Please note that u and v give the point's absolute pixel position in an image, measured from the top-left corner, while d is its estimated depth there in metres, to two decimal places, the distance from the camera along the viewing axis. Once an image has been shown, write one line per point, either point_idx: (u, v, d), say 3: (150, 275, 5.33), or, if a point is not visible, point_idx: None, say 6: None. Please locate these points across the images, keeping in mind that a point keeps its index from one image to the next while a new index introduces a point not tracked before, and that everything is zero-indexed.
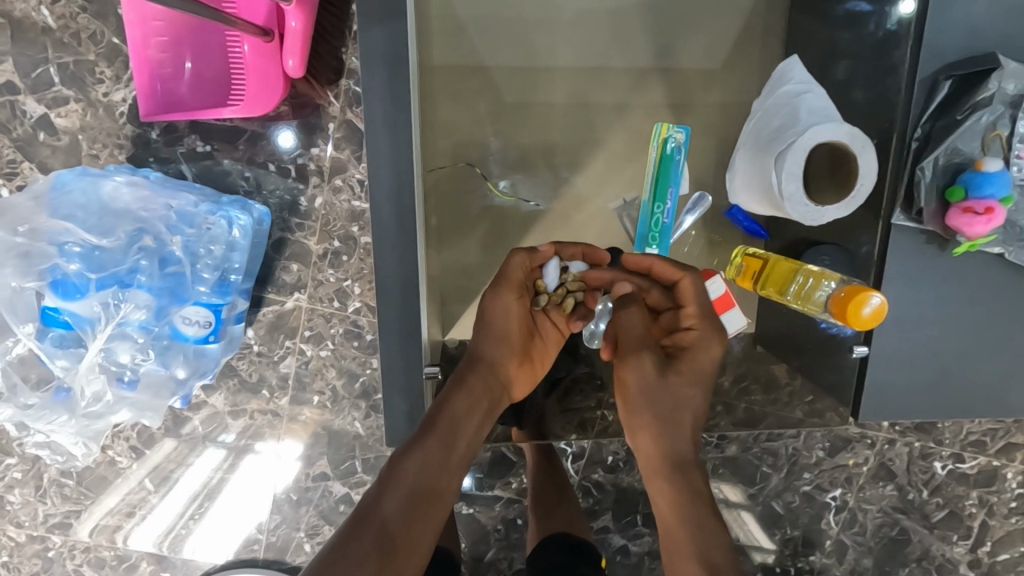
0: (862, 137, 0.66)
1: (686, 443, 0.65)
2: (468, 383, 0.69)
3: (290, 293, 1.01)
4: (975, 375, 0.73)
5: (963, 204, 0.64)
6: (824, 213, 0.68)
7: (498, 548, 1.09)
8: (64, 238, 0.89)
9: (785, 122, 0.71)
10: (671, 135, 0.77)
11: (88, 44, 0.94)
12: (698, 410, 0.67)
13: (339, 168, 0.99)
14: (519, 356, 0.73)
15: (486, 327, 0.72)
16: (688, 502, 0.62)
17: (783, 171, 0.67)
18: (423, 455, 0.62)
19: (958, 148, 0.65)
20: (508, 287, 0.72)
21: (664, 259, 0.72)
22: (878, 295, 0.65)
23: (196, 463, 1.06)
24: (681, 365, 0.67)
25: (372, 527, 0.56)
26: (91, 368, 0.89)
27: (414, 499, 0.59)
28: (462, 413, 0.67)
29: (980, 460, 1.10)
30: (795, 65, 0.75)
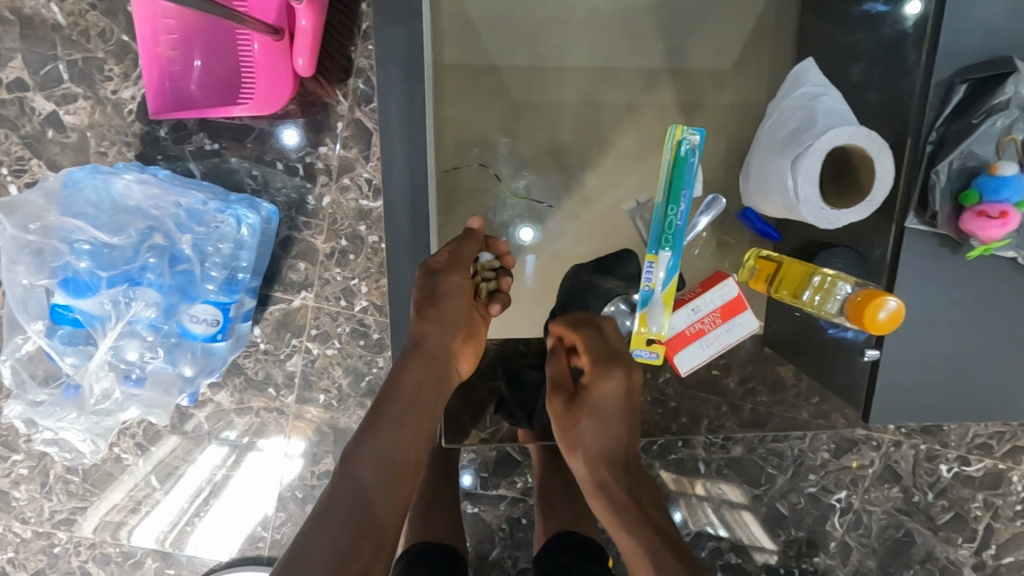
0: (880, 139, 0.65)
1: (603, 466, 0.76)
2: (415, 364, 0.70)
3: (298, 291, 1.01)
4: (986, 377, 0.72)
5: (978, 208, 0.63)
6: (839, 216, 0.68)
7: (502, 547, 1.09)
8: (75, 236, 0.89)
9: (802, 123, 0.71)
10: (686, 137, 0.76)
11: (97, 41, 0.94)
12: (609, 435, 0.77)
13: (347, 166, 0.99)
14: (464, 333, 0.74)
15: (440, 304, 0.72)
16: (614, 513, 0.73)
17: (799, 175, 0.67)
18: (379, 441, 0.63)
19: (973, 151, 0.65)
20: (455, 266, 0.74)
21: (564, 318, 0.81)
22: (893, 297, 0.65)
23: (201, 459, 1.06)
24: (586, 408, 0.77)
25: (337, 518, 0.57)
26: (101, 365, 0.90)
27: (379, 474, 0.61)
28: (413, 385, 0.68)
29: (986, 463, 1.10)
30: (812, 66, 0.76)
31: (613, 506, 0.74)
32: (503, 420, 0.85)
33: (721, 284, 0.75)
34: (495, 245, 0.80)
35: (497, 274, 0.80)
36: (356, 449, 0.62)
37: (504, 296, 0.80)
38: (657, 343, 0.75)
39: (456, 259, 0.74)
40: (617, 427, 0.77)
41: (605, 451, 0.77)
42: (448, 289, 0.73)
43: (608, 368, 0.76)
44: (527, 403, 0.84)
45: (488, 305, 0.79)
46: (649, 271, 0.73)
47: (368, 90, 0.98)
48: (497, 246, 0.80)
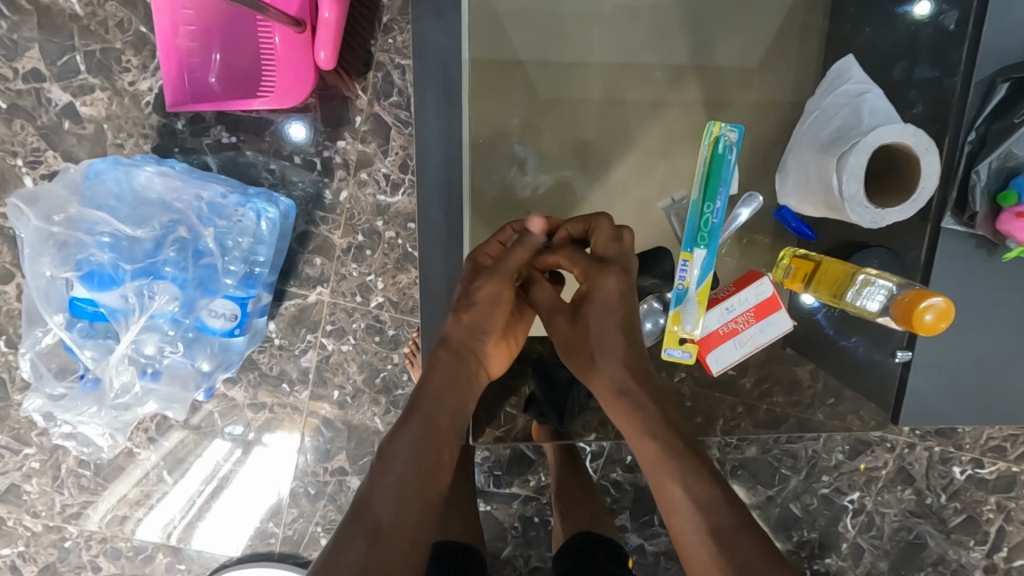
0: (927, 137, 0.64)
1: (620, 372, 0.68)
2: (444, 365, 0.68)
3: (313, 287, 1.01)
4: (1012, 384, 0.72)
5: (1017, 208, 0.62)
6: (885, 216, 0.67)
7: (514, 545, 1.08)
8: (98, 228, 0.88)
9: (848, 122, 0.70)
10: (723, 134, 0.75)
11: (115, 31, 0.94)
12: (619, 341, 0.69)
13: (365, 161, 0.98)
14: (499, 336, 0.72)
15: (477, 311, 0.70)
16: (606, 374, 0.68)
17: (844, 173, 0.66)
18: (409, 438, 0.60)
19: (1014, 152, 0.64)
20: (502, 273, 0.71)
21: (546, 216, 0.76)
22: (939, 296, 0.63)
23: (207, 453, 1.06)
24: (590, 313, 0.70)
25: (363, 527, 0.54)
26: (121, 359, 0.89)
27: (403, 476, 0.58)
28: (439, 391, 0.65)
29: (1000, 466, 1.09)
30: (854, 64, 0.76)
31: (637, 409, 0.66)
32: (520, 415, 0.84)
33: (755, 283, 0.74)
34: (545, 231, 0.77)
35: None
36: (384, 455, 0.59)
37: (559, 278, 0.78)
38: (692, 343, 0.75)
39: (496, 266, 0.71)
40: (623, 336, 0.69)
41: (616, 363, 0.68)
42: (484, 296, 0.70)
43: (601, 268, 0.70)
44: (558, 402, 0.83)
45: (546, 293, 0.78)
46: (683, 269, 0.73)
47: (387, 84, 0.97)
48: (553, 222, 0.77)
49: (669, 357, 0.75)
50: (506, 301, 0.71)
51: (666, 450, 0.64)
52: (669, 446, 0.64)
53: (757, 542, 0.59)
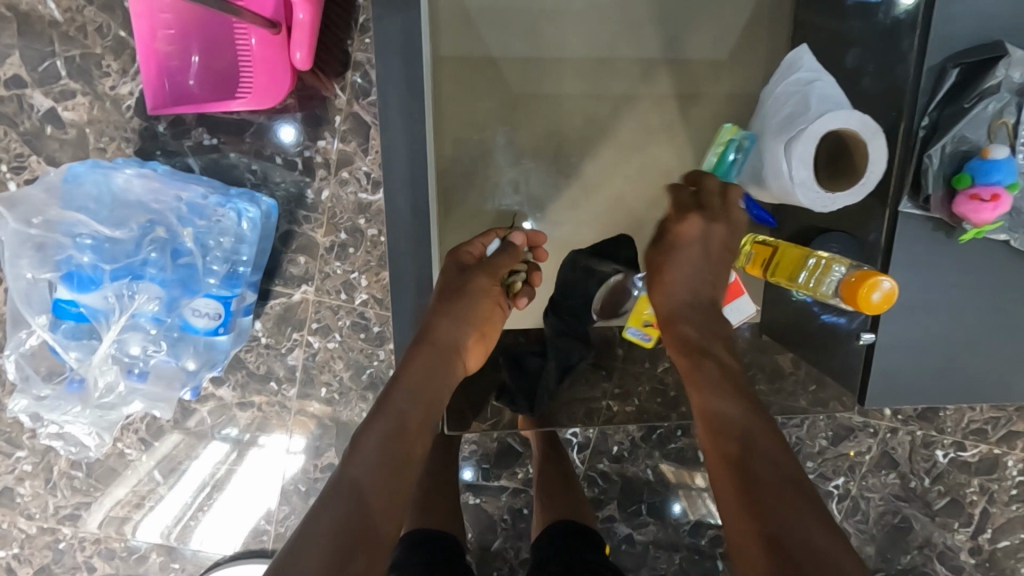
0: (873, 124, 0.67)
1: (670, 300, 0.73)
2: (422, 353, 0.70)
3: (298, 286, 1.02)
4: (979, 363, 0.73)
5: (970, 191, 0.64)
6: (835, 200, 0.69)
7: (505, 537, 1.10)
8: (78, 230, 0.90)
9: (797, 109, 0.72)
10: (738, 140, 0.79)
11: (94, 37, 0.95)
12: (695, 273, 0.73)
13: (346, 160, 1.00)
14: (476, 333, 0.75)
15: (462, 301, 0.74)
16: (661, 297, 0.74)
17: (794, 158, 0.68)
18: (381, 429, 0.62)
19: (966, 135, 0.65)
20: (489, 270, 0.77)
21: (537, 232, 0.82)
22: (887, 278, 0.64)
23: (203, 455, 1.07)
24: (667, 250, 0.76)
25: (332, 510, 0.56)
26: (104, 358, 0.90)
27: (379, 465, 0.60)
28: (415, 377, 0.68)
29: (982, 448, 1.11)
30: (806, 52, 0.78)
31: (710, 378, 0.67)
32: (506, 410, 0.86)
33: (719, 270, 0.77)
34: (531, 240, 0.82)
35: (528, 267, 0.82)
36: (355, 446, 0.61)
37: (530, 288, 0.82)
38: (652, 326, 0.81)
39: (490, 263, 0.77)
40: (692, 268, 0.73)
41: (685, 299, 0.73)
42: (474, 287, 0.75)
43: (688, 215, 0.76)
44: (529, 390, 0.86)
45: (515, 298, 0.81)
46: None
47: (366, 83, 0.98)
48: (535, 237, 0.82)
49: (629, 335, 0.82)
50: (490, 295, 0.76)
51: (695, 365, 0.69)
52: (696, 363, 0.69)
53: (795, 490, 0.56)
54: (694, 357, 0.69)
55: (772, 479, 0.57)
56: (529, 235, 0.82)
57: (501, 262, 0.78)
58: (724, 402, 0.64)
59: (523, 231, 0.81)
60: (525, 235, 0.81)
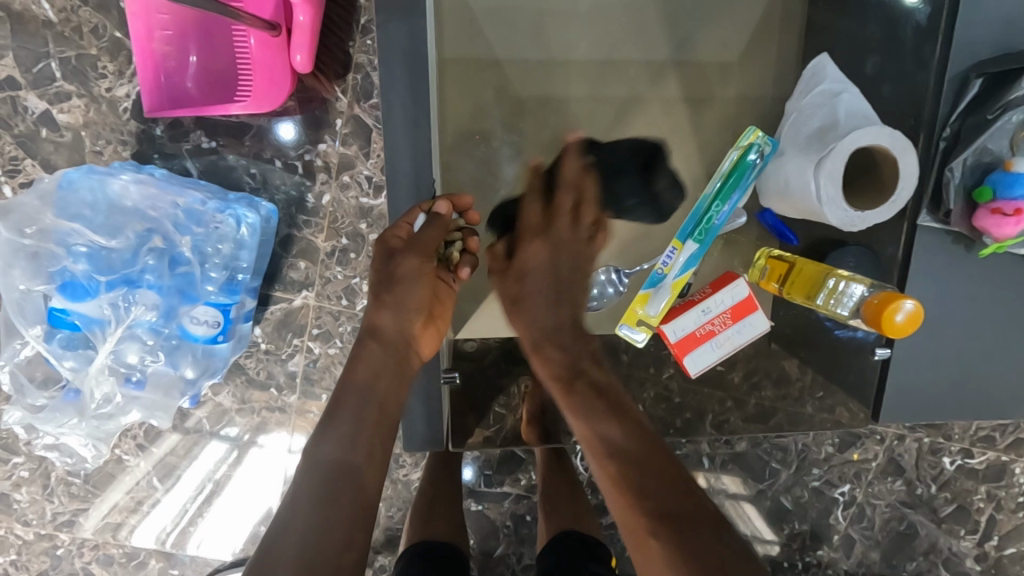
0: (905, 138, 0.63)
1: (542, 322, 0.75)
2: (372, 351, 0.71)
3: (298, 291, 1.00)
4: (994, 374, 0.71)
5: (992, 205, 0.62)
6: (864, 218, 0.66)
7: (507, 544, 1.09)
8: (73, 240, 0.88)
9: (825, 124, 0.69)
10: (758, 144, 0.75)
11: (90, 37, 0.92)
12: (551, 297, 0.75)
13: (347, 164, 0.98)
14: (424, 316, 0.74)
15: (397, 288, 0.72)
16: (534, 324, 0.75)
17: (822, 176, 0.65)
18: (338, 433, 0.66)
19: (988, 147, 0.63)
20: (416, 249, 0.72)
21: (462, 195, 0.75)
22: (911, 299, 0.63)
23: (200, 456, 1.05)
24: (513, 274, 0.76)
25: (298, 517, 0.60)
26: (101, 370, 0.89)
27: (337, 473, 0.64)
28: (366, 377, 0.70)
29: (989, 455, 1.10)
30: (828, 61, 0.74)
31: (586, 400, 0.69)
32: (509, 416, 0.85)
33: (731, 284, 0.74)
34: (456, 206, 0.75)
35: (464, 234, 0.78)
36: (318, 441, 0.66)
37: (472, 257, 0.78)
38: (648, 328, 0.76)
39: (416, 240, 0.72)
40: (548, 296, 0.75)
41: (545, 329, 0.75)
42: (407, 272, 0.72)
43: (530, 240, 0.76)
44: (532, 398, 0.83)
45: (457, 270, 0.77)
46: (669, 255, 0.76)
47: (367, 85, 0.96)
48: (460, 200, 0.75)
49: (621, 333, 0.77)
50: (425, 276, 0.73)
51: (564, 385, 0.71)
52: (568, 382, 0.71)
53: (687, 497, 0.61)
54: (572, 386, 0.71)
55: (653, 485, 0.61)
56: (451, 198, 0.74)
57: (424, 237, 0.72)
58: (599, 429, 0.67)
59: (445, 197, 0.74)
60: (449, 201, 0.73)
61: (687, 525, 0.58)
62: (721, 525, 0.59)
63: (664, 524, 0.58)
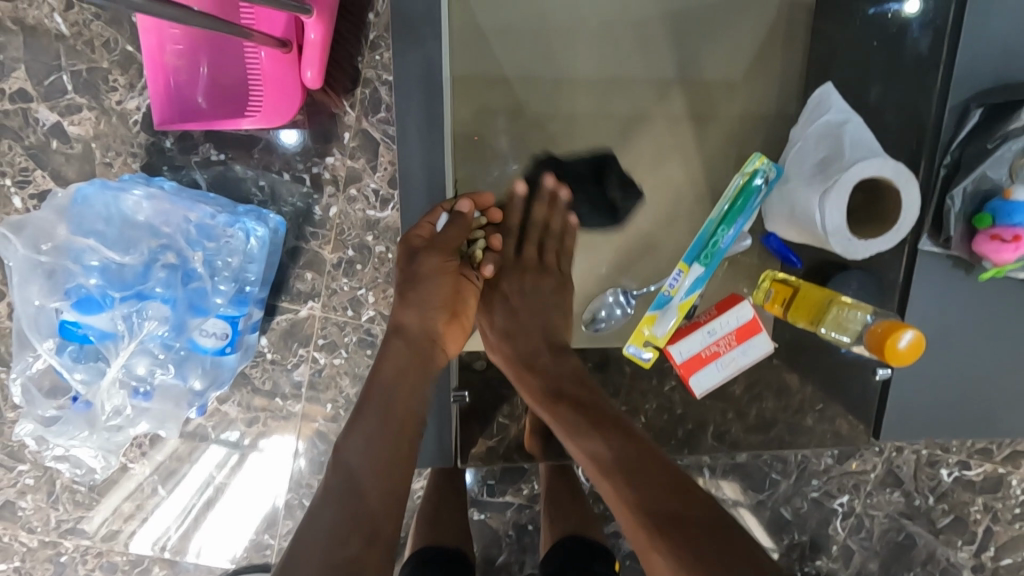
0: (907, 170, 0.64)
1: (524, 345, 0.83)
2: (396, 350, 0.76)
3: (305, 302, 1.01)
4: (992, 394, 0.72)
5: (992, 230, 0.63)
6: (867, 247, 0.67)
7: (509, 552, 1.10)
8: (87, 256, 0.89)
9: (830, 154, 0.70)
10: (762, 169, 0.77)
11: (101, 51, 0.94)
12: (526, 325, 0.84)
13: (355, 177, 0.99)
14: (447, 312, 0.80)
15: (419, 287, 0.77)
16: (513, 346, 0.83)
17: (827, 206, 0.67)
18: (365, 432, 0.70)
19: (987, 175, 0.64)
20: (438, 249, 0.77)
21: (483, 194, 0.80)
22: (911, 329, 0.65)
23: (202, 459, 1.06)
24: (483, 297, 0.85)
25: (331, 512, 0.64)
26: (112, 383, 0.89)
27: (366, 470, 0.68)
28: (392, 378, 0.74)
29: (986, 467, 1.11)
30: (833, 91, 0.76)
31: (572, 418, 0.76)
32: (512, 425, 0.87)
33: (736, 307, 0.77)
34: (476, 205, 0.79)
35: (485, 232, 0.83)
36: (346, 439, 0.70)
37: (493, 254, 0.83)
38: (654, 347, 0.80)
39: (438, 238, 0.77)
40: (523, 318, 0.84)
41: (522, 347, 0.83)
42: (428, 271, 0.77)
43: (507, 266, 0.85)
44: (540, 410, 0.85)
45: (480, 267, 0.83)
46: (676, 277, 0.80)
47: (375, 99, 0.97)
48: (481, 199, 0.80)
49: (627, 352, 0.82)
50: (446, 273, 0.78)
51: (553, 411, 0.78)
52: (557, 404, 0.78)
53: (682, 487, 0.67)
54: (586, 436, 0.74)
55: (651, 479, 0.67)
56: (472, 197, 0.79)
57: (445, 236, 0.76)
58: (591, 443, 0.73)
59: (468, 196, 0.78)
60: (470, 200, 0.78)
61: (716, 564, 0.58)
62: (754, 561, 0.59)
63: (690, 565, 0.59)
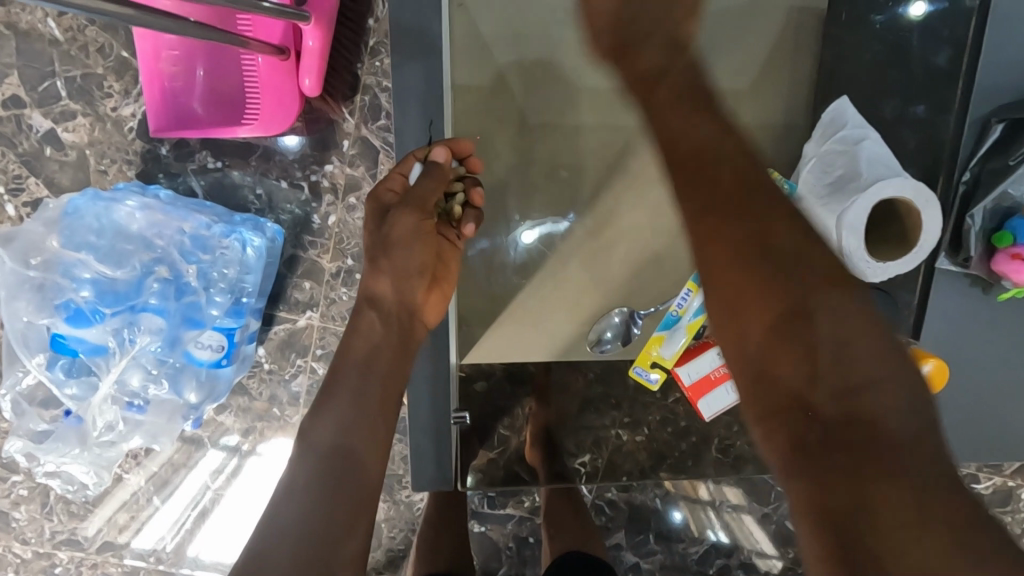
0: (928, 191, 0.62)
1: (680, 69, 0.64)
2: (370, 324, 0.67)
3: (302, 311, 0.99)
4: (1008, 416, 0.70)
5: (1012, 249, 0.61)
6: (888, 269, 0.64)
7: (509, 565, 1.08)
8: (78, 270, 0.87)
9: (847, 172, 0.67)
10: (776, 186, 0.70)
11: (96, 57, 0.92)
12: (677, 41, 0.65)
13: (354, 185, 0.97)
14: (425, 280, 0.71)
15: (392, 253, 0.67)
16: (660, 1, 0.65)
17: (846, 227, 0.64)
18: (337, 411, 0.60)
19: (1009, 192, 0.63)
20: (413, 208, 0.68)
21: (462, 139, 0.72)
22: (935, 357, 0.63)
23: (200, 463, 1.04)
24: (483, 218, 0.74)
25: (299, 501, 0.54)
26: (104, 399, 0.88)
27: (340, 448, 0.58)
28: (364, 356, 0.64)
29: (996, 481, 1.09)
30: (848, 105, 0.73)
31: (724, 213, 0.54)
32: (513, 436, 0.86)
33: None
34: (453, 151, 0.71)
35: (466, 186, 0.74)
36: (311, 424, 0.60)
37: (475, 210, 0.74)
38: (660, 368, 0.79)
39: (411, 195, 0.68)
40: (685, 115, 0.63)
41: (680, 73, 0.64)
42: (402, 235, 0.67)
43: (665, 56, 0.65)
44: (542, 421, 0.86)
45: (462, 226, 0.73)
46: (684, 297, 0.76)
47: (375, 106, 0.95)
48: (460, 146, 0.72)
49: (634, 374, 0.81)
50: (425, 234, 0.69)
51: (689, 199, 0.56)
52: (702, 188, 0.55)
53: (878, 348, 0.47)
54: (686, 176, 0.57)
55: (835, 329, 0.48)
56: (448, 142, 0.71)
57: (422, 189, 0.68)
58: (756, 259, 0.51)
59: (443, 143, 0.71)
60: (447, 149, 0.70)
61: (862, 383, 0.46)
62: (915, 383, 0.45)
63: (820, 371, 0.47)
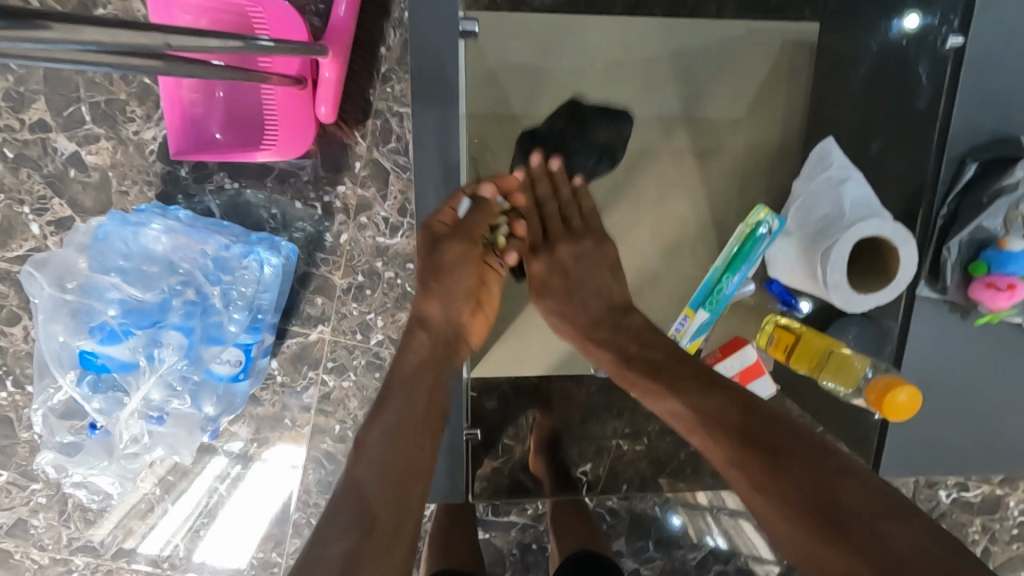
0: (905, 231, 0.67)
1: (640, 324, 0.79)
2: (420, 341, 0.76)
3: (314, 326, 1.03)
4: (986, 430, 0.74)
5: (987, 278, 0.67)
6: (867, 301, 0.70)
7: (513, 570, 1.12)
8: (109, 292, 0.91)
9: (832, 211, 0.74)
10: (766, 221, 0.78)
11: (119, 83, 0.96)
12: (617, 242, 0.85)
13: (365, 205, 1.00)
14: (471, 303, 0.81)
15: (444, 278, 0.78)
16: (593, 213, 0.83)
17: (829, 263, 0.69)
18: (385, 424, 0.68)
19: (983, 226, 0.67)
20: (463, 237, 0.78)
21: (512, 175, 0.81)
22: (908, 390, 0.67)
23: (203, 472, 1.08)
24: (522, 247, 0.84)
25: (344, 511, 0.62)
26: (131, 414, 0.92)
27: (380, 456, 0.66)
28: (417, 367, 0.74)
29: (984, 488, 1.13)
30: (834, 146, 0.79)
31: (752, 468, 0.62)
32: (518, 446, 0.88)
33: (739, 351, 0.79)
34: (500, 188, 0.80)
35: (509, 218, 0.83)
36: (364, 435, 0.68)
37: (518, 240, 0.84)
38: None
39: (462, 227, 0.78)
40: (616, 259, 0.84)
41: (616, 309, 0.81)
42: (453, 260, 0.78)
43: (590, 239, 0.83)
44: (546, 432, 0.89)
45: (504, 255, 0.84)
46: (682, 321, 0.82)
47: (387, 129, 0.99)
48: (504, 183, 0.81)
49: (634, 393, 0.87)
50: (471, 262, 0.79)
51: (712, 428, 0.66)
52: (720, 435, 0.65)
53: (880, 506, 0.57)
54: (704, 428, 0.67)
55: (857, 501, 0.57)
56: (496, 179, 0.80)
57: (472, 221, 0.78)
58: (777, 471, 0.60)
59: (490, 179, 0.79)
60: (494, 185, 0.79)
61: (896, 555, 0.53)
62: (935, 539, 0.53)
63: (861, 547, 0.54)
